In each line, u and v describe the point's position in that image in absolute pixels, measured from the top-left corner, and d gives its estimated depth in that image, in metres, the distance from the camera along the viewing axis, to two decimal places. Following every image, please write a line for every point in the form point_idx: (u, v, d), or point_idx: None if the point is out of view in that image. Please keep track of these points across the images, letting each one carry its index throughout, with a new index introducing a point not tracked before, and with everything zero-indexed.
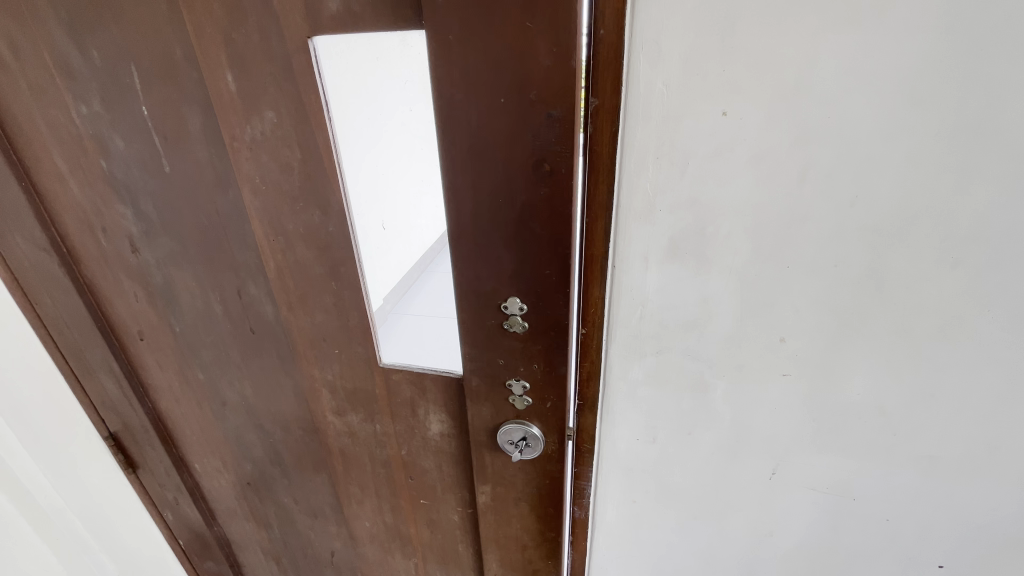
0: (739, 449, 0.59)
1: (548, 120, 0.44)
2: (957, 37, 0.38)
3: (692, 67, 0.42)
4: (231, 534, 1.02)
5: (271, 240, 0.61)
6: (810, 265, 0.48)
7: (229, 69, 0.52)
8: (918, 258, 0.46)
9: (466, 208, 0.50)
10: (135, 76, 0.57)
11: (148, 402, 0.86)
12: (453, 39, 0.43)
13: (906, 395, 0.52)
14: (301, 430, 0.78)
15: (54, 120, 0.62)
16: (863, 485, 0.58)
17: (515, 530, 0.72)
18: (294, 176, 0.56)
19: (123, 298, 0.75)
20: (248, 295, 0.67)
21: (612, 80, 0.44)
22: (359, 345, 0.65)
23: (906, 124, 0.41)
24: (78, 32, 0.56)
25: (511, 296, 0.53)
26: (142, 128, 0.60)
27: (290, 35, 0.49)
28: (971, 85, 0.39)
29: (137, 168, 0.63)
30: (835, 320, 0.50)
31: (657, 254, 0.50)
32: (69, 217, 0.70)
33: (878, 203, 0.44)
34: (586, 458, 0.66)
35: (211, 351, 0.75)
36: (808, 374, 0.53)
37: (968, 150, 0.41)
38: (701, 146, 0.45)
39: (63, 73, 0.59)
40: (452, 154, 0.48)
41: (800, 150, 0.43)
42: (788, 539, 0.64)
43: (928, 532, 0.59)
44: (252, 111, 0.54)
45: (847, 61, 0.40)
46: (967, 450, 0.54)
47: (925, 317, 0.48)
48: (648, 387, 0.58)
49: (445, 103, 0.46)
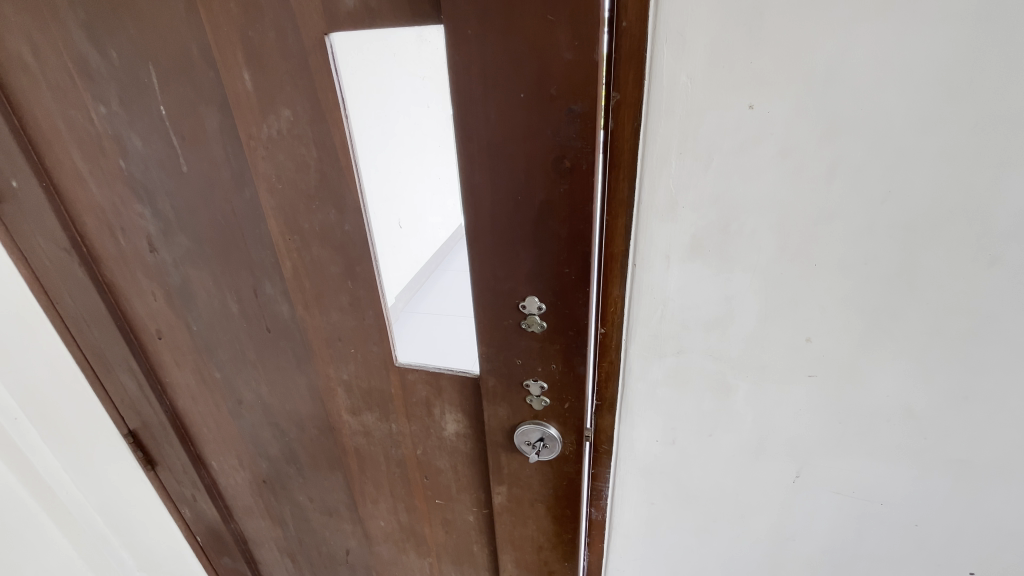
0: (761, 451, 0.58)
1: (568, 116, 0.43)
2: (997, 26, 0.36)
3: (717, 59, 0.41)
4: (247, 531, 1.02)
5: (287, 238, 0.61)
6: (839, 263, 0.46)
7: (246, 67, 0.52)
8: (952, 255, 0.44)
9: (484, 205, 0.50)
10: (153, 75, 0.57)
11: (167, 400, 0.87)
12: (472, 34, 0.43)
13: (937, 398, 0.50)
14: (317, 429, 0.78)
15: (73, 121, 0.63)
16: (891, 491, 0.57)
17: (530, 531, 0.71)
18: (310, 175, 0.56)
19: (141, 297, 0.76)
20: (264, 294, 0.67)
21: (634, 73, 0.43)
22: (375, 344, 0.65)
23: (941, 117, 0.40)
24: (97, 32, 0.56)
25: (529, 296, 0.53)
26: (160, 128, 0.60)
27: (307, 33, 0.48)
28: (1014, 74, 0.37)
29: (154, 167, 0.63)
30: (864, 320, 0.48)
31: (679, 253, 0.49)
32: (88, 217, 0.70)
33: (912, 199, 0.43)
34: (602, 458, 0.65)
35: (227, 349, 0.75)
36: (834, 375, 0.51)
37: (1008, 143, 0.39)
38: (725, 141, 0.43)
39: (81, 73, 0.59)
40: (471, 150, 0.47)
41: (829, 144, 0.42)
42: (812, 544, 0.63)
43: (958, 537, 0.58)
44: (268, 110, 0.53)
45: (879, 52, 0.38)
46: (1002, 455, 0.52)
47: (957, 317, 0.46)
48: (668, 388, 0.57)
49: (463, 100, 0.45)
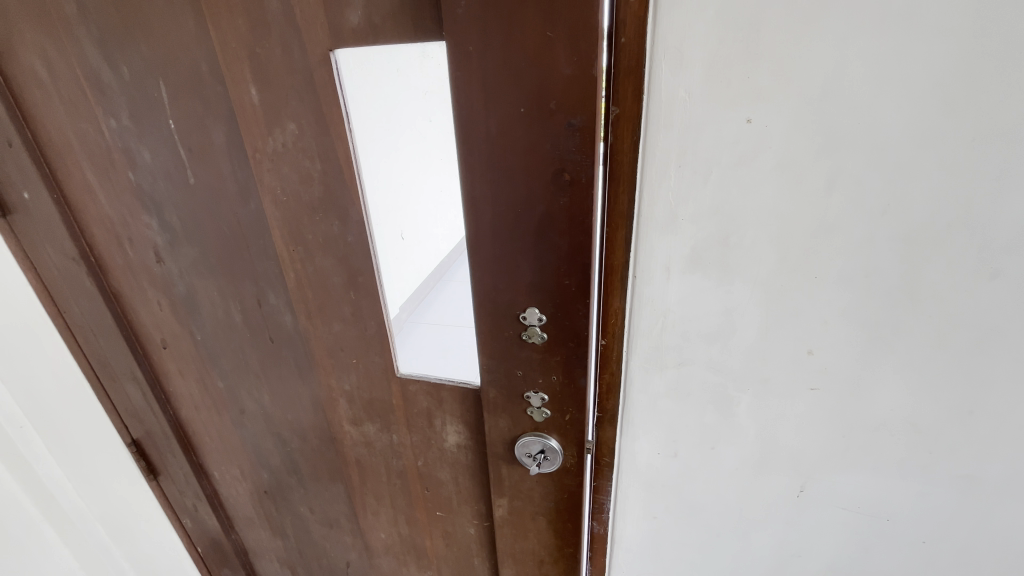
0: (764, 464, 0.57)
1: (568, 129, 0.44)
2: (993, 42, 0.37)
3: (716, 74, 0.41)
4: (247, 542, 1.02)
5: (291, 249, 0.62)
6: (840, 274, 0.46)
7: (253, 82, 0.53)
8: (953, 268, 0.44)
9: (485, 217, 0.50)
10: (162, 90, 0.58)
11: (170, 410, 0.87)
12: (473, 49, 0.43)
13: (941, 412, 0.50)
14: (318, 439, 0.78)
15: (85, 133, 0.64)
16: (896, 506, 0.56)
17: (532, 545, 0.71)
18: (314, 188, 0.56)
19: (147, 307, 0.76)
20: (267, 304, 0.68)
21: (633, 87, 0.43)
22: (377, 355, 0.65)
23: (938, 130, 0.40)
24: (109, 48, 0.57)
25: (530, 307, 0.53)
26: (168, 141, 0.61)
27: (312, 49, 0.49)
28: (1011, 88, 0.38)
29: (162, 179, 0.64)
30: (866, 332, 0.48)
31: (679, 265, 0.49)
32: (96, 227, 0.71)
33: (911, 213, 0.43)
34: (604, 471, 0.64)
35: (231, 359, 0.76)
36: (837, 389, 0.51)
37: (1008, 155, 0.39)
38: (723, 154, 0.44)
39: (93, 87, 0.60)
40: (472, 163, 0.48)
41: (826, 159, 0.42)
42: (817, 560, 0.62)
43: (967, 553, 0.57)
44: (274, 124, 0.54)
45: (875, 67, 0.39)
46: (1009, 470, 0.51)
47: (961, 329, 0.46)
48: (669, 400, 0.57)
49: (465, 114, 0.46)
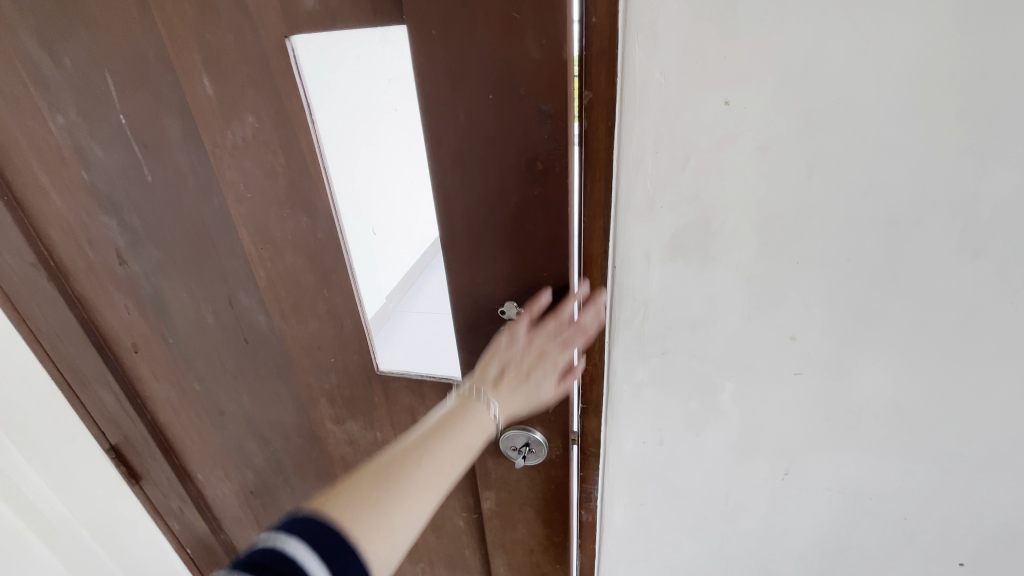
0: (749, 448, 0.57)
1: (540, 116, 0.42)
2: (975, 13, 0.35)
3: (692, 54, 0.39)
4: (237, 541, 1.01)
5: (260, 247, 0.59)
6: (823, 258, 0.45)
7: (206, 73, 0.50)
8: (936, 248, 0.43)
9: (458, 210, 0.48)
10: (110, 83, 0.54)
11: (147, 414, 0.85)
12: (436, 33, 0.41)
13: (923, 392, 0.50)
14: (301, 438, 0.76)
15: (31, 131, 0.60)
16: (880, 485, 0.56)
17: (521, 535, 0.70)
18: (279, 183, 0.54)
19: (114, 310, 0.74)
20: (239, 303, 0.66)
21: (607, 69, 0.41)
22: (355, 352, 0.63)
23: (921, 107, 0.38)
24: (49, 39, 0.54)
25: (508, 300, 0.51)
26: (121, 137, 0.58)
27: (267, 35, 0.46)
28: (994, 61, 0.36)
29: (119, 177, 0.61)
30: (848, 315, 0.47)
31: (659, 253, 0.48)
32: (53, 229, 0.68)
33: (893, 193, 0.42)
34: (590, 460, 0.64)
35: (205, 359, 0.74)
36: (820, 372, 0.51)
37: (991, 131, 0.38)
38: (701, 138, 0.42)
39: (36, 82, 0.57)
40: (441, 154, 0.46)
41: (806, 140, 0.41)
42: (803, 539, 0.62)
43: (949, 528, 0.57)
44: (231, 116, 0.51)
45: (855, 42, 0.37)
46: (991, 447, 0.51)
47: (944, 309, 0.45)
48: (654, 389, 0.56)
49: (432, 103, 0.44)
